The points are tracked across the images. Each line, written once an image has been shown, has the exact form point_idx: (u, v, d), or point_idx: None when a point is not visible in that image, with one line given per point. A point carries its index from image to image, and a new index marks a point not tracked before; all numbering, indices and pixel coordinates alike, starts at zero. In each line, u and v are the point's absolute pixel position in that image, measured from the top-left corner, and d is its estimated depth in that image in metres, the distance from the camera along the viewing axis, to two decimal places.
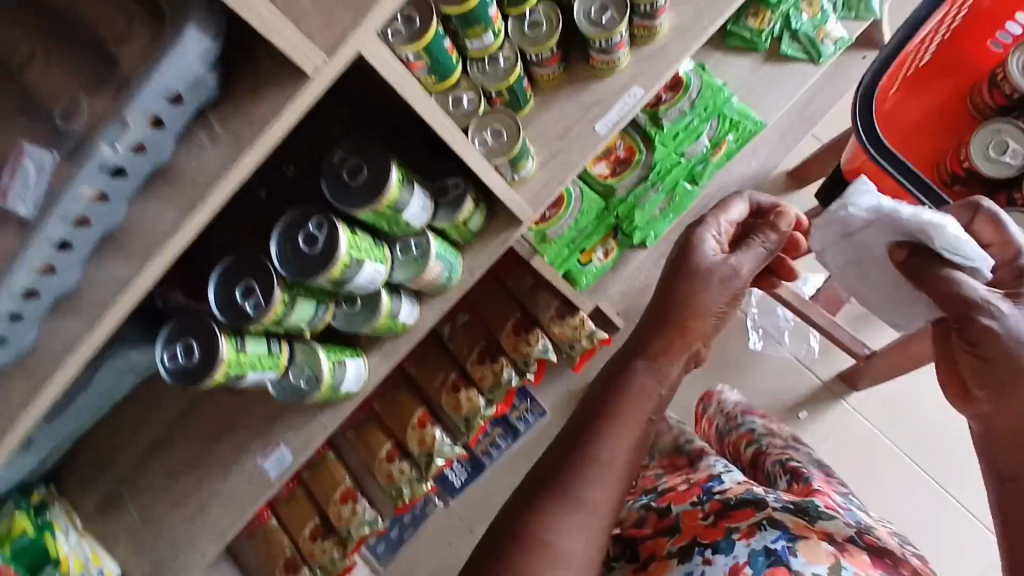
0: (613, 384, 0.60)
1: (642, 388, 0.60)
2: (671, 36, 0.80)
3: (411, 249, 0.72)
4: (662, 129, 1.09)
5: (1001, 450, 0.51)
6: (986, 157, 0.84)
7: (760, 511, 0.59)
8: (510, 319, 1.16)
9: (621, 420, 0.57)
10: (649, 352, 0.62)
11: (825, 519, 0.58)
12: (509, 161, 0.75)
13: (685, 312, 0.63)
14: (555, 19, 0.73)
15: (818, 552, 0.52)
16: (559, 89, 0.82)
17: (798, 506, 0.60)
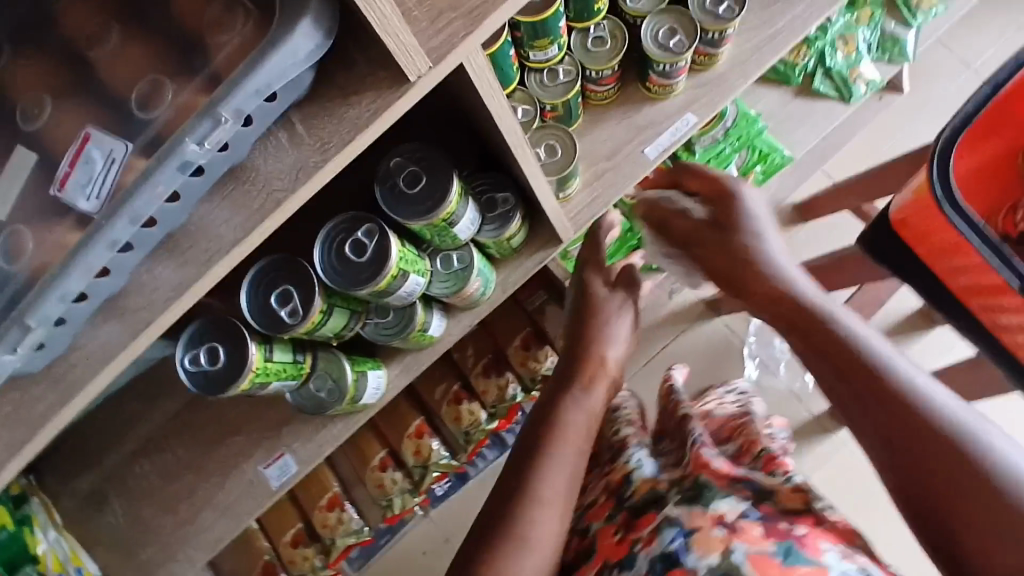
0: (542, 411, 0.55)
1: (574, 416, 0.54)
2: (730, 65, 0.77)
3: (452, 262, 0.68)
4: (694, 154, 1.05)
5: (885, 430, 0.43)
6: None
7: (660, 509, 0.49)
8: (520, 333, 1.13)
9: (559, 442, 0.51)
10: (578, 383, 0.57)
11: (717, 497, 0.47)
12: (559, 181, 0.73)
13: (597, 351, 0.61)
14: (621, 37, 0.71)
15: (709, 541, 0.43)
16: (610, 107, 0.79)
17: (695, 488, 0.48)
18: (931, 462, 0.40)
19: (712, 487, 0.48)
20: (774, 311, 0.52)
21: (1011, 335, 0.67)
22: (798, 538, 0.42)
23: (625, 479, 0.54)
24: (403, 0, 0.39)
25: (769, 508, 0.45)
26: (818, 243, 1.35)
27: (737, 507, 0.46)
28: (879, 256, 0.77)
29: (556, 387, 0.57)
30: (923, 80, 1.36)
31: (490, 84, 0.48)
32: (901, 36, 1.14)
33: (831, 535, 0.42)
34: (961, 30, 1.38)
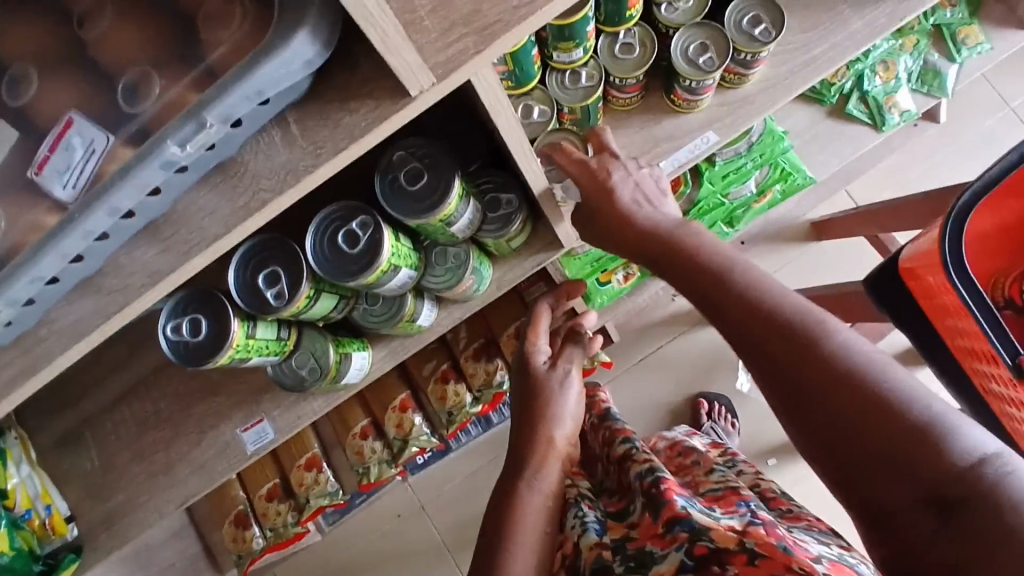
0: (503, 506, 0.55)
1: (526, 503, 0.55)
2: (758, 86, 0.75)
3: (448, 258, 0.67)
4: (714, 166, 1.02)
5: (788, 367, 0.41)
6: None
7: None
8: (514, 321, 1.12)
9: (522, 537, 0.53)
10: (527, 473, 0.57)
11: (656, 561, 0.44)
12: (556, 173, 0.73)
13: (546, 431, 0.61)
14: (650, 46, 0.68)
15: None
16: (631, 115, 0.77)
17: (638, 557, 0.45)
18: (824, 402, 0.39)
19: (655, 551, 0.44)
20: (674, 270, 0.51)
21: (999, 403, 0.66)
22: None
23: (574, 546, 0.50)
24: (415, 6, 0.38)
25: (704, 549, 0.41)
26: (830, 264, 1.32)
27: (675, 562, 0.42)
28: (883, 302, 0.75)
29: (511, 476, 0.58)
30: (960, 111, 1.32)
31: (499, 98, 0.47)
32: (943, 69, 1.10)
33: (763, 569, 0.38)
34: (1008, 64, 1.33)
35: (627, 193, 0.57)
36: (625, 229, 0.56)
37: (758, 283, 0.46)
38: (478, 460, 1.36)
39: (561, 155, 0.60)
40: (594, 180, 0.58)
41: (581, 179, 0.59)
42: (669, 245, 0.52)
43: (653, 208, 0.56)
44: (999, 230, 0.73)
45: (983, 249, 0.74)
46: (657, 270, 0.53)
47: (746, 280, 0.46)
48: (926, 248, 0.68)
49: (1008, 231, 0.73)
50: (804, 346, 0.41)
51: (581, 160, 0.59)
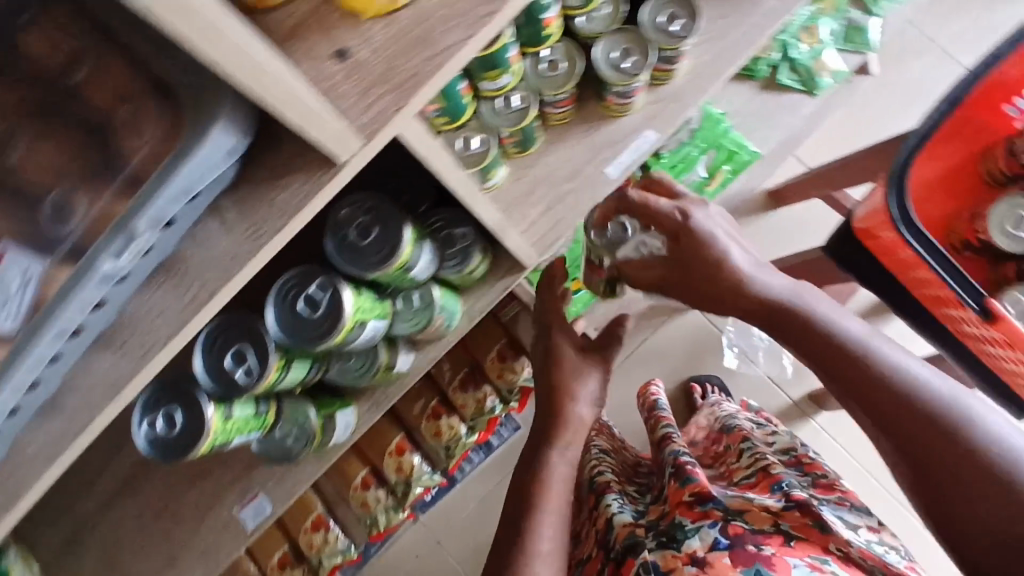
0: (528, 474, 0.60)
1: (554, 474, 0.60)
2: (686, 78, 0.77)
3: (413, 300, 0.67)
4: (661, 158, 1.04)
5: (908, 435, 0.46)
6: (1004, 232, 0.72)
7: (636, 557, 0.59)
8: (495, 344, 1.13)
9: (548, 501, 0.58)
10: (557, 442, 0.63)
11: (688, 537, 0.58)
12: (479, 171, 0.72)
13: (571, 410, 0.65)
14: (575, 58, 0.70)
15: None
16: (569, 127, 0.78)
17: (668, 533, 0.60)
18: (941, 465, 0.45)
19: (687, 524, 0.59)
20: (789, 334, 0.54)
21: (978, 343, 0.67)
22: (767, 559, 0.52)
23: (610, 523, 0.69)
24: (331, 74, 0.39)
25: (740, 528, 0.56)
26: (790, 229, 1.36)
27: (707, 539, 0.56)
28: (846, 268, 0.77)
29: (537, 447, 0.63)
30: (888, 59, 1.35)
31: (431, 144, 0.47)
32: (863, 25, 1.14)
33: (798, 549, 0.53)
34: (924, 8, 1.36)
35: (737, 251, 0.59)
36: (733, 290, 0.57)
37: (871, 348, 0.50)
38: (485, 485, 1.35)
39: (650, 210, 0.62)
40: (696, 240, 0.59)
41: (678, 237, 0.60)
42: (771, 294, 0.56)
43: (761, 271, 0.58)
44: (938, 180, 0.76)
45: (935, 201, 0.77)
46: (769, 330, 0.56)
47: (862, 343, 0.50)
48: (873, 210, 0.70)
49: (947, 178, 0.76)
50: (891, 393, 0.47)
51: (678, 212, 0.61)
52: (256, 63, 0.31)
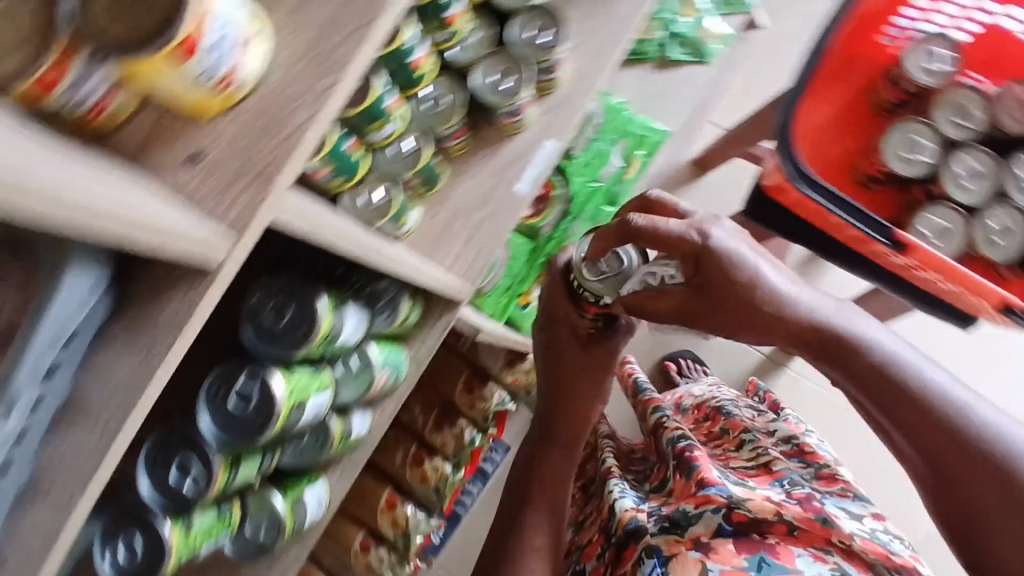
0: (532, 469, 0.72)
1: (553, 468, 0.72)
2: (572, 82, 0.77)
3: (352, 364, 0.66)
4: (574, 160, 1.05)
5: (946, 454, 0.46)
6: (900, 158, 0.78)
7: (640, 543, 0.68)
8: (460, 376, 1.12)
9: (538, 501, 0.70)
10: (561, 440, 0.74)
11: (692, 523, 0.66)
12: (390, 220, 0.71)
13: (577, 406, 0.73)
14: (455, 90, 0.70)
15: (687, 565, 0.61)
16: (470, 156, 0.78)
17: (670, 519, 0.68)
18: (969, 484, 0.46)
19: (690, 511, 0.67)
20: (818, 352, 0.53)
21: (907, 271, 0.71)
22: (771, 548, 0.61)
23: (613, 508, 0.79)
24: (185, 182, 0.38)
25: (741, 516, 0.64)
26: (718, 193, 1.39)
27: (710, 526, 0.64)
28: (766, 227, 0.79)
29: (541, 444, 0.74)
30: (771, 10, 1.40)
31: (320, 221, 0.48)
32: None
33: (802, 539, 0.62)
34: None
35: (768, 268, 0.54)
36: (758, 317, 0.53)
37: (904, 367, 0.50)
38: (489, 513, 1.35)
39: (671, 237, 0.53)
40: (717, 265, 0.53)
41: (697, 262, 0.54)
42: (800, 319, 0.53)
43: (791, 290, 0.54)
44: (825, 128, 0.82)
45: (835, 147, 0.84)
46: (794, 348, 0.54)
47: (895, 364, 0.50)
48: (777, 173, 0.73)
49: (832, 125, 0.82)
50: (923, 416, 0.47)
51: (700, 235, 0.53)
52: (101, 205, 0.29)
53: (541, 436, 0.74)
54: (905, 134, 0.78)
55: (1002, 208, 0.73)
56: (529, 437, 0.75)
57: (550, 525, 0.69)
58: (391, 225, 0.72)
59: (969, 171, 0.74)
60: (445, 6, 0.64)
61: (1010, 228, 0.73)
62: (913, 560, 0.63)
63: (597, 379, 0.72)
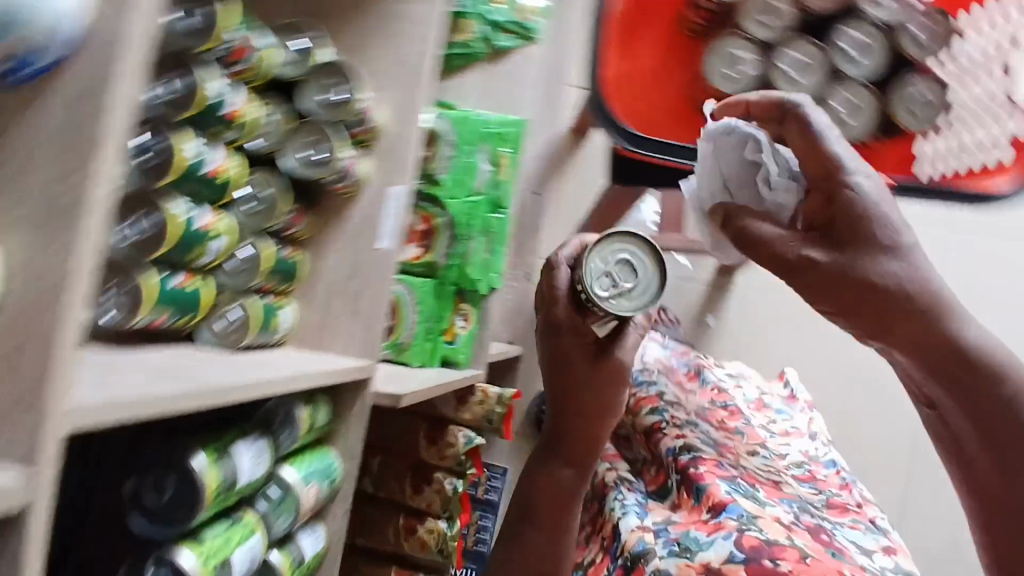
0: (534, 486, 0.92)
1: (559, 479, 0.92)
2: (392, 122, 0.75)
3: (272, 495, 0.62)
4: (442, 183, 1.02)
5: None
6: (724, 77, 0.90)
7: (649, 564, 0.85)
8: (419, 432, 1.09)
9: (558, 521, 0.92)
10: (565, 455, 0.92)
11: (702, 551, 0.81)
12: (258, 332, 0.67)
13: (590, 425, 0.91)
14: (270, 180, 0.66)
15: (685, 568, 0.80)
16: (322, 234, 0.75)
17: (683, 544, 0.84)
18: None
19: (703, 538, 0.84)
20: None
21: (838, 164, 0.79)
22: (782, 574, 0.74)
23: (620, 525, 0.98)
24: None
25: (748, 547, 0.79)
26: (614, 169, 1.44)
27: (721, 555, 0.79)
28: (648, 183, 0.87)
29: (558, 456, 0.92)
30: None
31: (156, 398, 0.44)
32: None
33: (812, 566, 0.76)
34: None
35: None
36: None
37: None
38: None
39: (845, 201, 0.74)
40: None
41: (844, 208, 0.74)
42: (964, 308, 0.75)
43: None
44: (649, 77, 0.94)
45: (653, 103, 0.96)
46: None
47: None
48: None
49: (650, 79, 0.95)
50: (944, 337, 0.74)
51: (881, 188, 0.74)
52: None
53: (552, 446, 0.93)
54: (724, 52, 0.89)
55: (845, 89, 0.87)
56: (557, 452, 0.92)
57: (542, 547, 0.90)
58: (262, 335, 0.68)
59: (796, 68, 0.87)
60: (220, 104, 0.59)
61: (856, 103, 0.87)
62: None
63: (600, 411, 0.90)
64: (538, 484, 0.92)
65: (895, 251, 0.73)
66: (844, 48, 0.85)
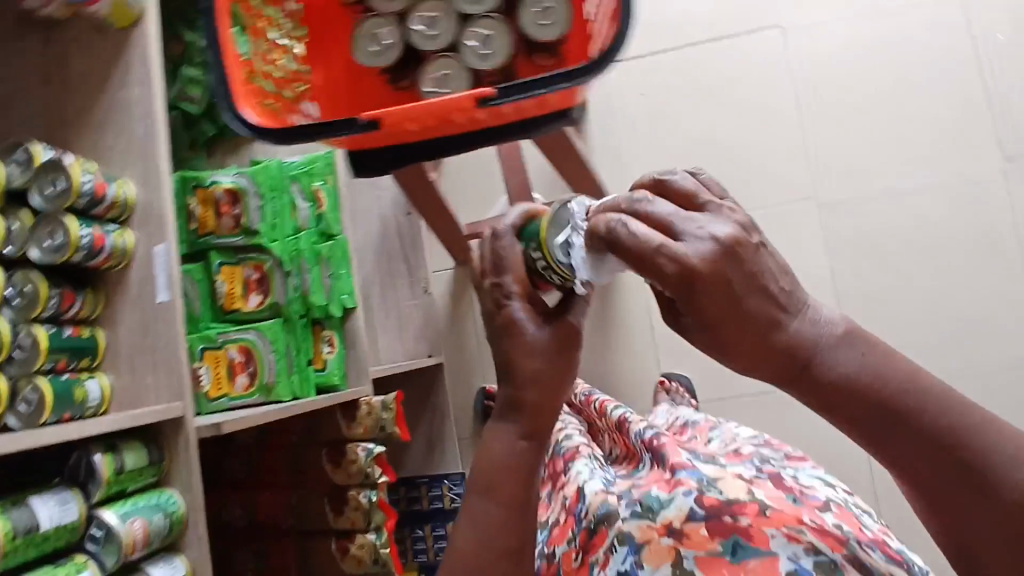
0: (481, 457, 0.63)
1: (505, 452, 0.62)
2: (142, 192, 0.87)
3: (98, 536, 0.71)
4: (260, 231, 1.10)
5: (886, 436, 0.49)
6: (371, 54, 0.79)
7: (611, 528, 0.76)
8: (324, 459, 1.16)
9: (514, 489, 0.61)
10: (532, 424, 0.63)
11: (663, 509, 0.74)
12: (58, 406, 0.76)
13: (557, 398, 0.64)
14: (29, 276, 0.76)
15: (659, 555, 0.68)
16: (111, 306, 0.88)
17: (643, 505, 0.77)
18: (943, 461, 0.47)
19: (662, 497, 0.77)
20: (778, 365, 0.50)
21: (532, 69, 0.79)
22: (738, 529, 0.67)
23: (576, 490, 0.91)
24: None
25: (710, 502, 0.73)
26: (470, 184, 1.53)
27: (680, 511, 0.73)
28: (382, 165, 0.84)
29: (526, 419, 0.63)
30: None
31: None
32: None
33: (774, 518, 0.68)
34: None
35: (684, 228, 0.47)
36: (731, 334, 0.48)
37: (862, 380, 0.49)
38: None
39: (705, 283, 0.46)
40: (661, 264, 0.46)
41: (711, 313, 0.47)
42: (890, 382, 0.48)
43: (700, 235, 0.47)
44: (337, 79, 0.86)
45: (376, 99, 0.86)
46: (757, 361, 0.50)
47: (852, 372, 0.49)
48: (245, 85, 0.71)
49: (346, 80, 0.86)
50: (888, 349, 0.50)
51: (719, 252, 0.46)
52: None
53: (507, 411, 0.63)
54: (365, 30, 0.79)
55: (472, 25, 0.77)
56: (512, 419, 0.63)
57: (507, 519, 0.60)
58: (65, 406, 0.77)
59: (424, 21, 0.78)
60: None
61: (489, 38, 0.76)
62: (883, 532, 0.75)
63: (559, 377, 0.63)
64: (478, 471, 0.62)
65: (787, 297, 0.49)
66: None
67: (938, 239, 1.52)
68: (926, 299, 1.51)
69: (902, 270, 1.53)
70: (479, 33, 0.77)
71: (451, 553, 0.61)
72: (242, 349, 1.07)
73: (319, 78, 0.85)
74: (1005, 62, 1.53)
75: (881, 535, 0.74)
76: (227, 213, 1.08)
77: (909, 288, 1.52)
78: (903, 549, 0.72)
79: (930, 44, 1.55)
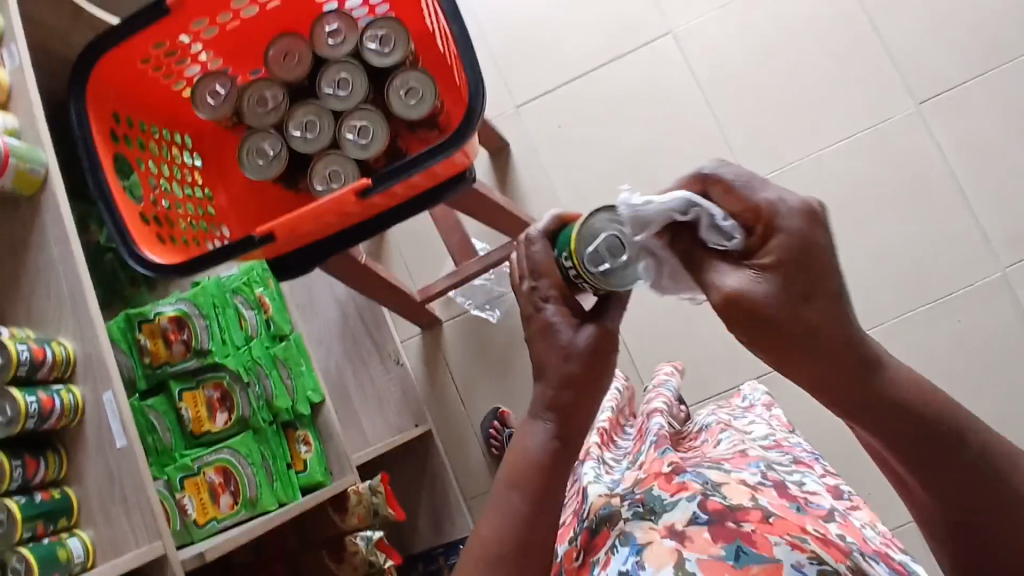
0: (514, 455, 0.60)
1: (536, 450, 0.59)
2: (81, 344, 0.89)
3: None
4: (212, 351, 1.10)
5: (919, 443, 0.52)
6: (259, 165, 0.93)
7: (614, 527, 0.69)
8: (323, 556, 1.20)
9: (554, 486, 0.58)
10: (569, 426, 0.58)
11: (666, 511, 0.67)
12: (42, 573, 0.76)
13: (593, 405, 0.59)
14: None
15: (661, 556, 0.61)
16: (74, 461, 0.88)
17: (647, 504, 0.69)
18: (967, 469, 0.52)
19: (668, 496, 0.69)
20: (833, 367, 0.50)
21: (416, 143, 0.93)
22: (744, 537, 0.61)
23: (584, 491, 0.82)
24: None
25: (714, 509, 0.65)
26: (413, 249, 1.56)
27: (684, 514, 0.65)
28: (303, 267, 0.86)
29: (564, 420, 0.58)
30: None
31: None
32: None
33: (778, 526, 0.63)
34: None
35: None
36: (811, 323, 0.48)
37: (907, 392, 0.52)
38: None
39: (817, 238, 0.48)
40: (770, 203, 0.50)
41: (805, 262, 0.48)
42: (931, 402, 0.52)
43: None
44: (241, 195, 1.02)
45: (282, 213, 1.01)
46: (818, 359, 0.50)
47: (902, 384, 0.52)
48: (147, 230, 0.85)
49: (248, 190, 1.01)
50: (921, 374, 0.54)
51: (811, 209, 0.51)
52: None
53: (538, 409, 0.59)
54: (253, 144, 0.93)
55: (348, 120, 0.90)
56: (545, 417, 0.59)
57: (529, 518, 0.57)
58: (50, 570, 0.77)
59: (301, 127, 0.92)
60: None
61: (363, 128, 0.89)
62: (886, 543, 0.71)
63: (591, 379, 0.58)
64: (508, 468, 0.59)
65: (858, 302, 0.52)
66: (328, 87, 0.92)
67: (871, 194, 1.56)
68: (874, 254, 1.54)
69: (845, 232, 1.56)
70: (353, 124, 0.90)
71: (472, 541, 0.58)
72: (219, 470, 1.07)
73: (224, 198, 1.02)
74: (890, 13, 1.59)
75: (885, 550, 0.69)
76: (176, 340, 1.10)
77: (856, 247, 1.55)
78: (906, 562, 0.69)
79: (814, 14, 1.61)
